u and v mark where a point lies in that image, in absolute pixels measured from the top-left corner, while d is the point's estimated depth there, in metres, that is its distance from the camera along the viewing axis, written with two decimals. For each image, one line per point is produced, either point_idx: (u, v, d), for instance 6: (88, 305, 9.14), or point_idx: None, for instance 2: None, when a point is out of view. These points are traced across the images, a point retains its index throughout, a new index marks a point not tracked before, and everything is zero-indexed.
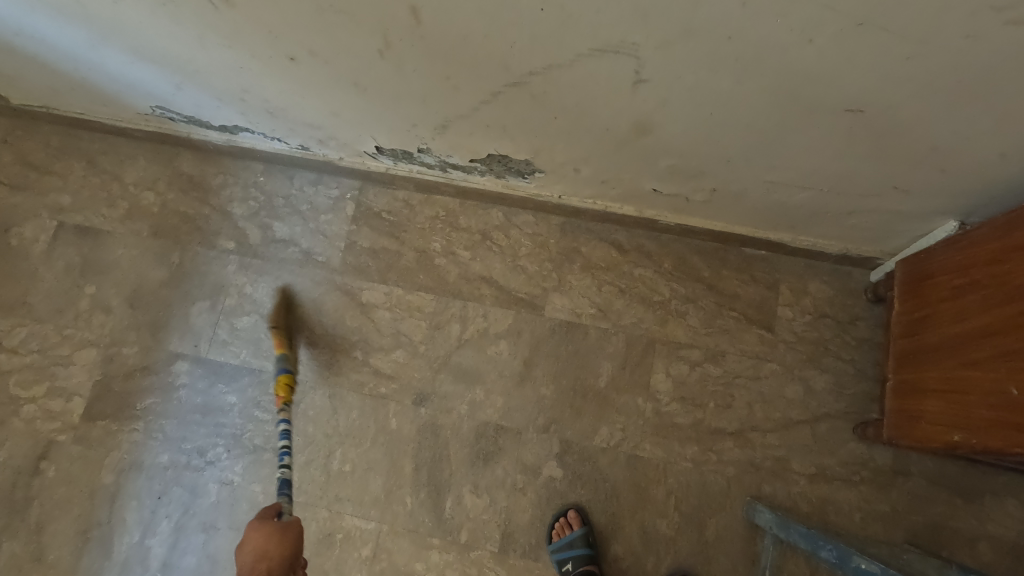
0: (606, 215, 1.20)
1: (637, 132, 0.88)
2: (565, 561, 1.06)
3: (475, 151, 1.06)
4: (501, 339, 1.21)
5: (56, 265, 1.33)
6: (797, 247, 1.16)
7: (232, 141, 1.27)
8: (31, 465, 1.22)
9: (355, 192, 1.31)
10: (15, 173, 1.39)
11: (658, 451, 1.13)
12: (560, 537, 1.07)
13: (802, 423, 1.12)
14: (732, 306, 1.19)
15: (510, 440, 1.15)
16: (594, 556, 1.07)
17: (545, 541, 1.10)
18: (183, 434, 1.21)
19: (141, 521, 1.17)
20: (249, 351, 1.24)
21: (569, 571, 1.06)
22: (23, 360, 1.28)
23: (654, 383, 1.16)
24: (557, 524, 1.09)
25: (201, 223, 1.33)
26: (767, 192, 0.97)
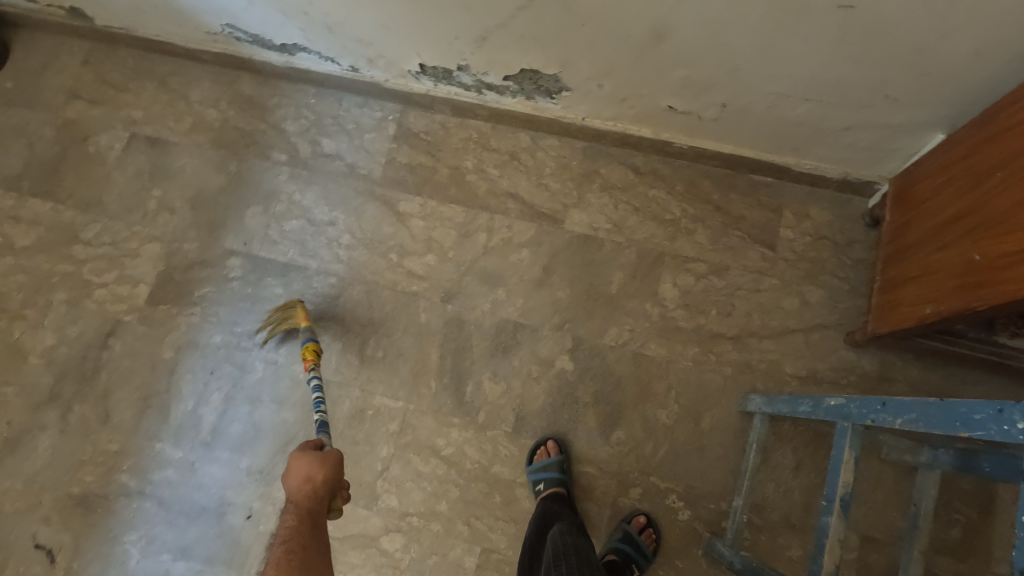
0: (624, 138, 1.31)
1: (653, 39, 0.98)
2: (539, 481, 1.14)
3: (509, 66, 1.18)
4: (523, 248, 1.32)
5: (128, 170, 1.48)
6: (800, 172, 1.25)
7: (290, 62, 1.42)
8: (101, 340, 1.37)
9: (397, 115, 1.44)
10: (95, 90, 1.55)
11: (662, 350, 1.24)
12: (539, 461, 1.17)
13: (796, 332, 1.22)
14: (737, 226, 1.29)
15: (528, 335, 1.27)
16: (565, 483, 1.15)
17: (526, 464, 1.19)
18: (235, 318, 1.35)
19: (196, 392, 1.32)
20: (296, 250, 1.38)
21: (540, 491, 1.14)
22: (96, 251, 1.43)
23: (661, 292, 1.27)
24: (538, 451, 1.19)
25: (258, 137, 1.47)
26: (771, 106, 1.07)
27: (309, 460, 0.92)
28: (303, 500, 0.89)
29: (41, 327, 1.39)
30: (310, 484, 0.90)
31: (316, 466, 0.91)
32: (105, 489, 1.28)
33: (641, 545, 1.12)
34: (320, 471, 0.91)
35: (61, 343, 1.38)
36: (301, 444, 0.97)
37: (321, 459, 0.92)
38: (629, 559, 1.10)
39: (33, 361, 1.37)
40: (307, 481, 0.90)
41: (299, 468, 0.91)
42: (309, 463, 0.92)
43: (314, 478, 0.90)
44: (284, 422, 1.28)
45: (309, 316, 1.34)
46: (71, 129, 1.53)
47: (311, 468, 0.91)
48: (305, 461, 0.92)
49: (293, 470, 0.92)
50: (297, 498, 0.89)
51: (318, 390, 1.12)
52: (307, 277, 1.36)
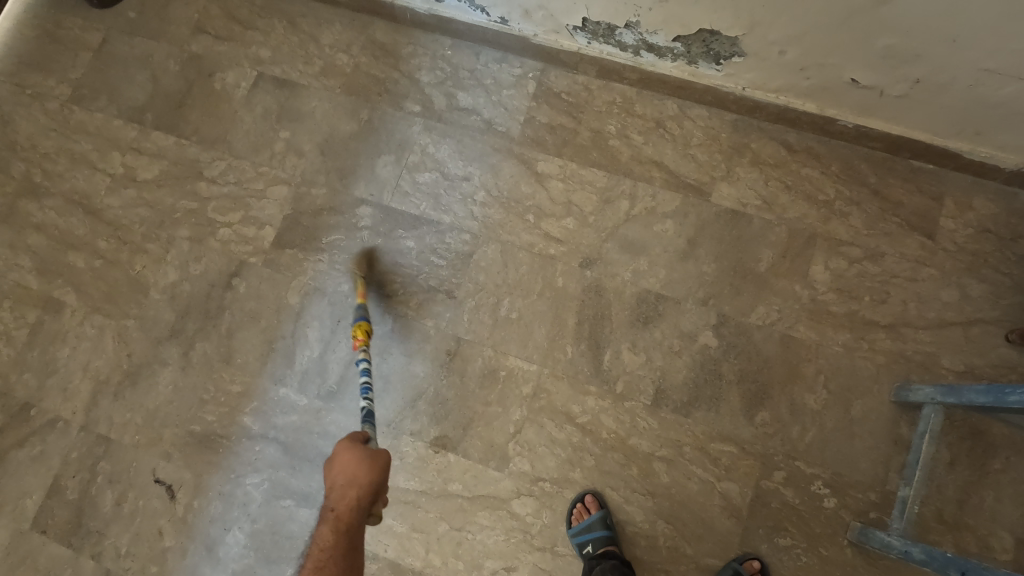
0: (783, 112, 1.26)
1: None
2: (586, 543, 1.11)
3: (686, 25, 1.14)
4: (668, 218, 1.28)
5: (255, 110, 1.45)
6: (971, 160, 1.20)
7: (434, 10, 1.39)
8: (225, 280, 1.35)
9: (537, 73, 1.39)
10: (223, 26, 1.52)
11: (812, 334, 1.20)
12: (580, 521, 1.13)
13: (955, 325, 1.18)
14: (895, 213, 1.24)
15: (670, 308, 1.23)
16: (613, 538, 1.12)
17: (565, 525, 1.15)
18: (365, 268, 1.32)
19: (322, 339, 1.29)
20: (428, 204, 1.34)
21: (589, 553, 1.11)
22: (220, 190, 1.40)
23: (812, 274, 1.23)
24: (575, 509, 1.15)
25: (390, 86, 1.43)
26: (975, 83, 1.03)
27: (361, 461, 0.90)
28: (348, 505, 0.87)
29: (163, 262, 1.37)
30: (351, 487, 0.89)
31: (364, 466, 0.90)
32: (227, 429, 1.26)
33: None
34: (367, 473, 0.90)
35: (184, 280, 1.36)
36: (350, 439, 0.96)
37: (370, 460, 0.91)
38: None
39: (155, 295, 1.35)
40: (346, 479, 0.89)
41: (344, 467, 0.91)
42: (360, 455, 0.91)
43: (359, 480, 0.89)
44: (414, 376, 1.25)
45: (441, 271, 1.30)
46: (196, 65, 1.50)
47: (357, 467, 0.90)
48: (357, 461, 0.91)
49: (339, 466, 0.91)
50: (339, 500, 0.88)
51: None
52: (440, 232, 1.32)
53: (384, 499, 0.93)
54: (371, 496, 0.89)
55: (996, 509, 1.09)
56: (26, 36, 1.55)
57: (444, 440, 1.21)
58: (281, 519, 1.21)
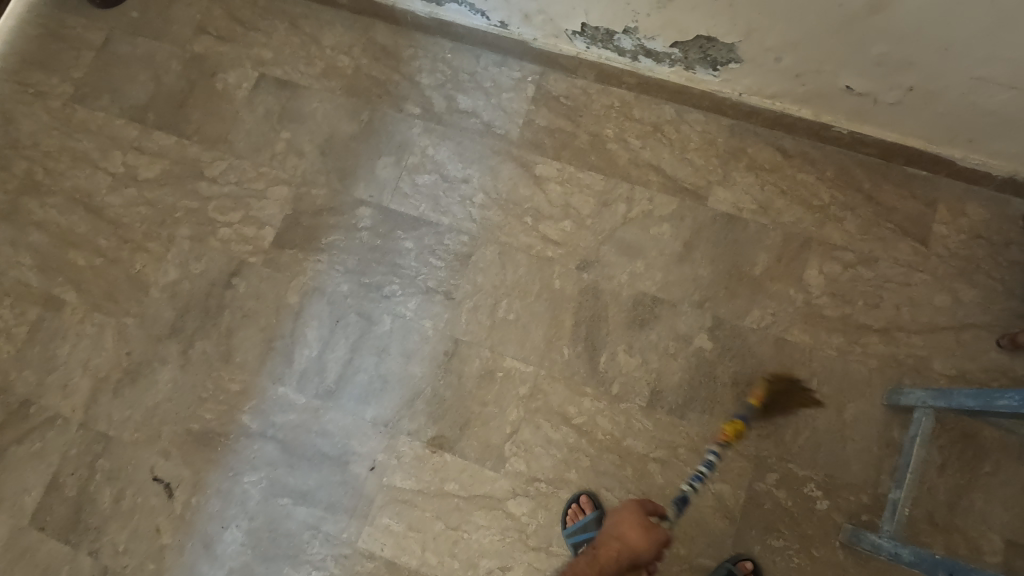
0: (779, 118, 1.27)
1: (871, 5, 0.95)
2: (581, 543, 1.13)
3: (684, 31, 1.15)
4: (665, 222, 1.30)
5: (257, 110, 1.46)
6: (963, 167, 1.21)
7: (435, 13, 1.40)
8: (225, 279, 1.36)
9: (537, 76, 1.40)
10: (225, 27, 1.53)
11: (806, 337, 1.21)
12: (575, 521, 1.14)
13: (947, 329, 1.19)
14: (889, 218, 1.25)
15: (667, 310, 1.25)
16: None
17: (560, 525, 1.16)
18: (364, 268, 1.33)
19: (321, 339, 1.30)
20: (428, 205, 1.36)
21: None
22: (222, 190, 1.41)
23: (807, 278, 1.24)
24: (570, 510, 1.16)
25: (391, 88, 1.44)
26: (966, 91, 1.04)
27: (635, 526, 0.97)
28: (609, 556, 0.96)
29: (164, 261, 1.38)
30: (616, 540, 0.97)
31: (637, 533, 0.96)
32: (225, 427, 1.27)
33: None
34: (641, 539, 0.96)
35: (184, 278, 1.36)
36: (634, 505, 1.02)
37: (647, 529, 0.97)
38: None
39: (155, 294, 1.36)
40: (620, 534, 0.98)
41: (630, 528, 0.98)
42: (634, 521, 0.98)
43: (624, 537, 0.97)
44: (411, 375, 1.26)
45: (439, 272, 1.31)
46: (198, 65, 1.51)
47: (637, 534, 0.97)
48: (635, 524, 0.98)
49: (618, 518, 1.00)
50: (605, 548, 0.97)
51: (708, 465, 1.06)
52: (439, 233, 1.34)
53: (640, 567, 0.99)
54: (631, 557, 0.96)
55: (985, 511, 1.11)
56: (28, 34, 1.56)
57: (440, 440, 1.22)
58: (279, 516, 1.22)
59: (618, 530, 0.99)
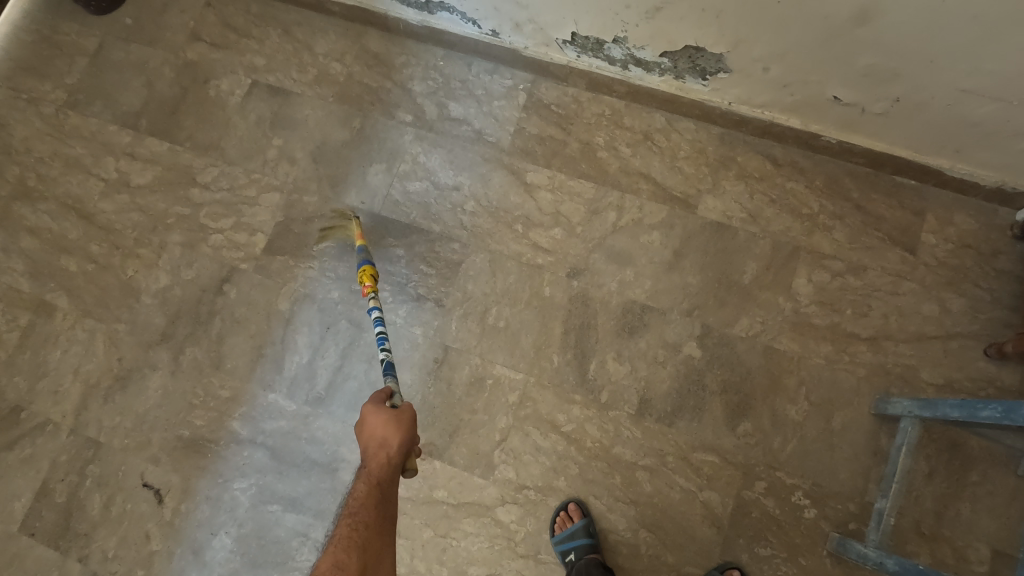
0: (769, 127, 1.28)
1: (856, 18, 0.96)
2: (568, 551, 1.12)
3: (673, 42, 1.15)
4: (654, 230, 1.30)
5: (249, 117, 1.47)
6: (951, 177, 1.22)
7: (426, 21, 1.40)
8: (216, 286, 1.36)
9: (528, 84, 1.41)
10: (218, 34, 1.54)
11: (794, 346, 1.22)
12: (563, 529, 1.14)
13: (935, 338, 1.20)
14: (878, 227, 1.26)
15: (656, 318, 1.25)
16: (595, 546, 1.13)
17: (548, 532, 1.16)
18: (355, 275, 1.33)
19: (311, 345, 1.30)
20: (419, 212, 1.36)
21: (572, 561, 1.12)
22: (213, 196, 1.42)
23: (795, 286, 1.25)
24: (559, 517, 1.16)
25: (383, 95, 1.45)
26: (953, 102, 1.04)
27: (387, 423, 0.95)
28: (381, 462, 0.91)
29: (155, 267, 1.38)
30: (384, 448, 0.93)
31: (389, 429, 0.94)
32: (215, 434, 1.27)
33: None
34: (394, 431, 0.94)
35: (175, 285, 1.37)
36: (374, 402, 1.00)
37: (396, 419, 0.96)
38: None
39: (146, 300, 1.36)
40: (380, 441, 0.93)
41: (380, 427, 0.95)
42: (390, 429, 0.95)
43: (388, 441, 0.93)
44: (401, 383, 1.26)
45: (430, 280, 1.32)
46: (192, 71, 1.52)
47: (387, 429, 0.94)
48: (384, 421, 0.95)
49: (370, 429, 0.95)
50: (370, 459, 0.92)
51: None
52: (430, 240, 1.34)
53: (415, 454, 0.96)
54: (403, 453, 0.93)
55: (972, 521, 1.11)
56: (22, 40, 1.56)
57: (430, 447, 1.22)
58: (268, 523, 1.22)
59: (378, 435, 0.94)
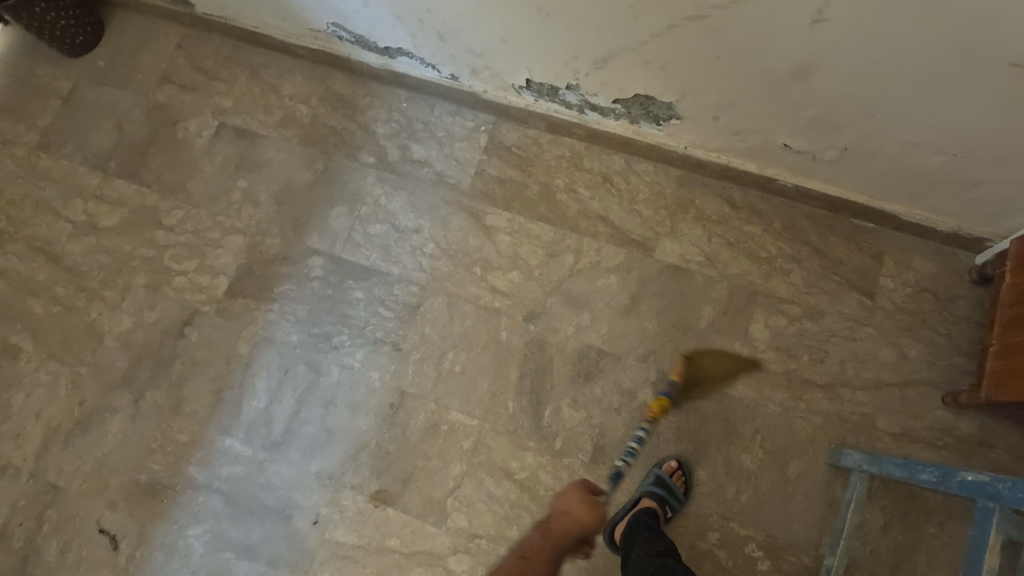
0: (726, 171, 1.27)
1: (794, 76, 0.94)
2: None
3: (623, 90, 1.15)
4: (612, 273, 1.30)
5: (215, 159, 1.48)
6: (908, 221, 1.21)
7: (388, 65, 1.40)
8: (178, 328, 1.37)
9: (489, 126, 1.41)
10: (188, 76, 1.55)
11: (750, 393, 1.21)
12: None
13: (892, 385, 1.18)
14: (835, 270, 1.25)
15: (612, 364, 1.25)
16: None
17: None
18: (314, 318, 1.34)
19: (269, 390, 1.31)
20: (379, 255, 1.37)
21: None
22: (178, 239, 1.43)
23: (752, 331, 1.24)
24: None
25: (347, 137, 1.46)
26: (900, 153, 1.03)
27: (580, 500, 0.98)
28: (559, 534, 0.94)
29: (119, 309, 1.39)
30: (569, 516, 0.96)
31: (582, 507, 0.96)
32: (172, 479, 1.27)
33: (673, 488, 1.14)
34: (589, 512, 0.96)
35: (138, 327, 1.38)
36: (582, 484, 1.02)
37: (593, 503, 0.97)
38: (663, 502, 1.13)
39: (110, 342, 1.37)
40: (568, 509, 0.97)
41: (573, 503, 0.97)
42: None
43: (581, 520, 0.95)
44: (357, 428, 1.26)
45: (388, 323, 1.32)
46: (161, 113, 1.54)
47: (582, 506, 0.97)
48: (580, 498, 0.98)
49: (563, 498, 0.99)
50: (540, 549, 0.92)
51: (637, 441, 1.13)
52: (389, 283, 1.34)
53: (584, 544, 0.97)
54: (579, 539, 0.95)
55: None
56: None
57: (384, 494, 1.22)
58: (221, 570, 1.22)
59: (568, 505, 0.97)
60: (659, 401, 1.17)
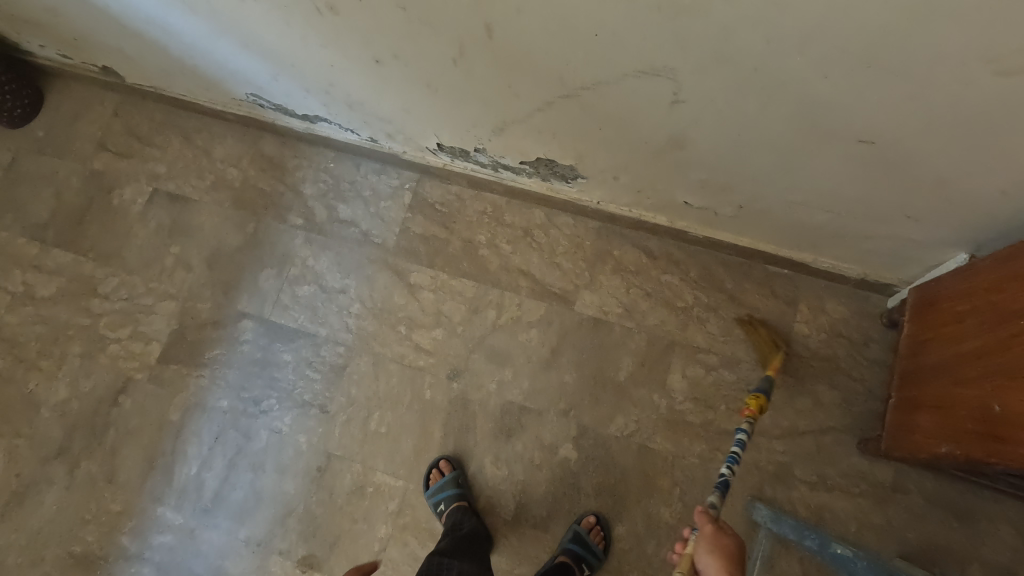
0: (640, 223, 1.29)
1: (671, 144, 0.96)
2: None
3: (526, 154, 1.17)
4: (533, 327, 1.31)
5: (150, 225, 1.51)
6: (817, 268, 1.22)
7: (311, 129, 1.43)
8: (112, 397, 1.39)
9: (413, 184, 1.44)
10: (123, 143, 1.58)
11: (669, 445, 1.21)
12: None
13: (808, 433, 1.19)
14: (751, 318, 1.26)
15: (532, 420, 1.26)
16: None
17: None
18: (243, 382, 1.36)
19: (199, 456, 1.32)
20: (306, 316, 1.39)
21: None
22: (113, 306, 1.46)
23: (670, 382, 1.25)
24: None
25: (276, 198, 1.48)
26: (789, 211, 1.05)
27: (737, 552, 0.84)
28: None
29: (55, 379, 1.42)
30: None
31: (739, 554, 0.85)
32: (106, 549, 1.29)
33: (591, 544, 1.15)
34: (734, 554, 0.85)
35: (73, 396, 1.40)
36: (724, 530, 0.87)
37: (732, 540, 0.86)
38: (579, 559, 1.14)
39: (45, 413, 1.39)
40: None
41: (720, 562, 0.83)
42: (724, 544, 0.84)
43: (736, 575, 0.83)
44: (285, 492, 1.28)
45: (315, 385, 1.34)
46: (97, 181, 1.57)
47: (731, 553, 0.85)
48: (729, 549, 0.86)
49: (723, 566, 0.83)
50: None
51: (739, 445, 0.99)
52: (316, 344, 1.36)
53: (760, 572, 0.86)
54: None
55: None
56: None
57: (311, 559, 1.24)
58: None
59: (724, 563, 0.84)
60: (757, 398, 1.06)
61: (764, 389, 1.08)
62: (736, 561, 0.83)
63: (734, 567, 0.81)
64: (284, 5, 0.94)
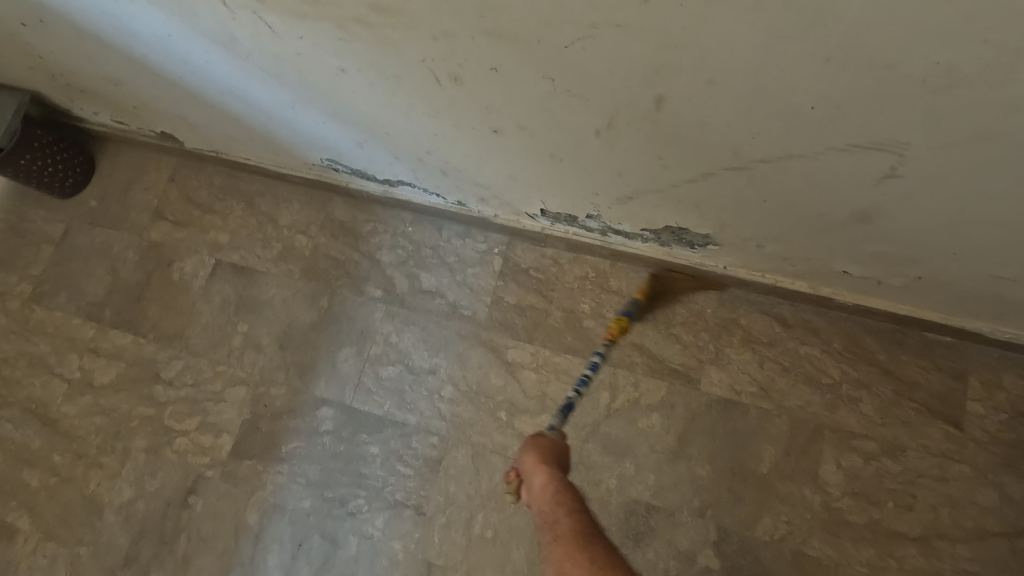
0: (774, 289, 1.13)
1: (856, 219, 0.80)
2: None
3: (653, 222, 1.02)
4: (653, 411, 1.15)
5: (214, 301, 1.38)
6: (994, 338, 1.05)
7: (389, 192, 1.30)
8: (181, 498, 1.25)
9: (503, 247, 1.29)
10: (181, 210, 1.46)
11: (829, 551, 1.04)
12: None
13: (998, 535, 1.01)
14: (912, 396, 1.09)
15: (663, 521, 1.09)
16: None
17: None
18: (326, 480, 1.21)
19: (282, 566, 1.18)
20: (392, 402, 1.24)
21: None
22: (177, 393, 1.33)
23: (822, 475, 1.08)
24: None
25: (350, 268, 1.34)
26: (984, 284, 0.88)
27: (536, 457, 0.86)
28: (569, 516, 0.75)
29: (118, 477, 1.29)
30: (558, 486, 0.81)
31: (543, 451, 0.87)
32: None
33: None
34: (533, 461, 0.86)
35: (138, 498, 1.27)
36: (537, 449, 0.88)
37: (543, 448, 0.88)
38: None
39: (109, 517, 1.26)
40: (534, 475, 0.84)
41: (529, 462, 0.86)
42: (546, 449, 0.88)
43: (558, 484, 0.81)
44: None
45: (408, 483, 1.19)
46: (155, 253, 1.44)
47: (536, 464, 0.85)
48: (536, 461, 0.85)
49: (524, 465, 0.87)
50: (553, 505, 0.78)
51: (592, 368, 1.11)
52: (405, 435, 1.22)
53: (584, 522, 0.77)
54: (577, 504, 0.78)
55: None
56: None
57: None
58: None
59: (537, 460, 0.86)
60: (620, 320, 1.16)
61: (628, 311, 1.17)
62: (549, 454, 0.87)
63: (550, 463, 0.85)
64: (393, 76, 0.81)
